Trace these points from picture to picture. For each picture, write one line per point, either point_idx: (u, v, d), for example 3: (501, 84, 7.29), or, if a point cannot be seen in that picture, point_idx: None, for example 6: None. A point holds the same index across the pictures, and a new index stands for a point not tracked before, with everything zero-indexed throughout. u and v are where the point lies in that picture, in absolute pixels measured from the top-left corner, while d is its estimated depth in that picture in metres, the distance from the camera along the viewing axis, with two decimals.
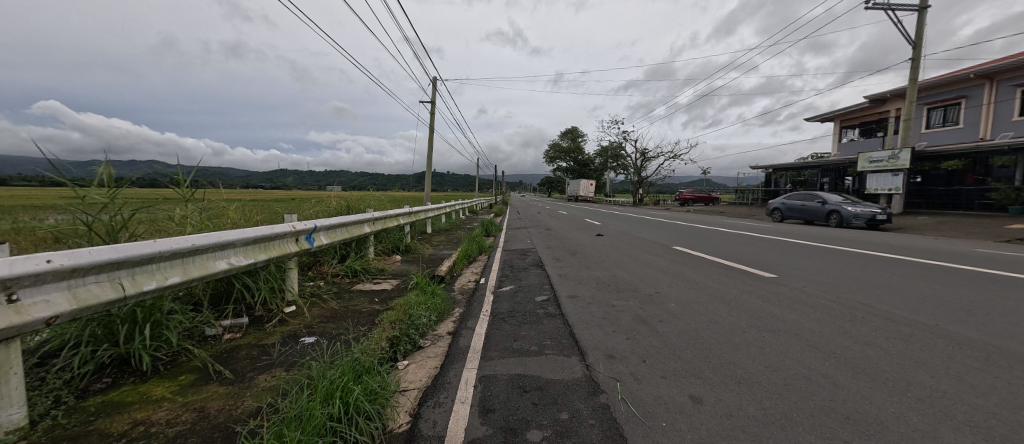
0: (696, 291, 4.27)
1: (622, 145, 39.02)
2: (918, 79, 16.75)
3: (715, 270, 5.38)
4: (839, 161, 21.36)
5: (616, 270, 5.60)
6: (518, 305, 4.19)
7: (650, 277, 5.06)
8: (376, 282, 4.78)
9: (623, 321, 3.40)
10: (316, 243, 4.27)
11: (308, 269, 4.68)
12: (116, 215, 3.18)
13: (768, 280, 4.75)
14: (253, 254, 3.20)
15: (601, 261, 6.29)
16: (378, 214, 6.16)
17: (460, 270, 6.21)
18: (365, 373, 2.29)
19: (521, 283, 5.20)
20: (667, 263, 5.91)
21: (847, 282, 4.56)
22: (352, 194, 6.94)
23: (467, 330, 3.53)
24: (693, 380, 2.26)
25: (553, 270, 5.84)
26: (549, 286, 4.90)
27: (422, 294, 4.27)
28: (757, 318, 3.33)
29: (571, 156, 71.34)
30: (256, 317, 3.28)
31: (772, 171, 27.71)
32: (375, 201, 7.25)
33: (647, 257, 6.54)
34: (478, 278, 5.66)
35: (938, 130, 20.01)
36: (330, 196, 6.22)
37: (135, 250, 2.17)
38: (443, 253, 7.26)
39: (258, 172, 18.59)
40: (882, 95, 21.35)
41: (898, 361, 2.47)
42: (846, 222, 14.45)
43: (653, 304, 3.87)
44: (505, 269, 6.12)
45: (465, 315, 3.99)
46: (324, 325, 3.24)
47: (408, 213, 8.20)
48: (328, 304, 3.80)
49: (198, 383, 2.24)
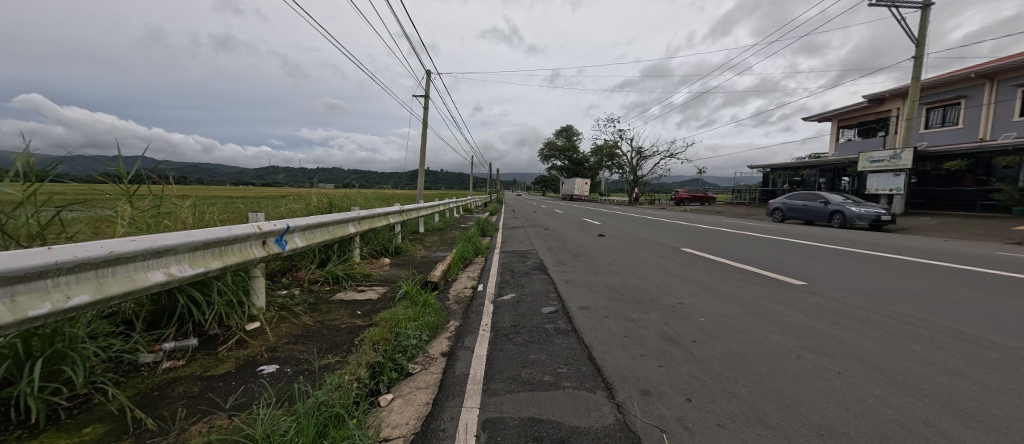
0: (724, 301, 3.78)
1: (619, 143, 38.74)
2: (919, 77, 16.56)
3: (737, 275, 4.89)
4: (839, 161, 21.16)
5: (627, 276, 5.08)
6: (523, 319, 3.65)
7: (666, 284, 4.55)
8: (360, 290, 4.21)
9: (650, 340, 2.89)
10: (289, 246, 3.66)
11: (281, 277, 4.10)
12: (37, 214, 2.58)
13: (799, 288, 4.27)
14: (203, 262, 2.62)
15: (609, 265, 5.77)
16: (366, 212, 5.61)
17: (455, 275, 5.64)
18: (331, 426, 1.73)
19: (524, 290, 4.65)
20: (682, 268, 5.40)
21: (888, 291, 4.09)
22: (337, 190, 6.33)
23: (465, 351, 2.98)
24: (761, 431, 1.75)
25: (558, 275, 5.30)
26: (555, 294, 4.37)
27: (412, 305, 3.70)
28: (808, 337, 2.83)
29: (566, 155, 71.04)
30: (209, 338, 2.72)
31: (769, 171, 27.51)
32: (362, 199, 6.63)
33: (659, 261, 6.02)
34: (475, 285, 5.12)
35: (937, 131, 19.89)
36: (311, 192, 5.60)
37: (12, 261, 1.56)
38: (436, 255, 6.70)
39: (244, 169, 17.91)
40: (881, 95, 21.21)
41: (1006, 400, 1.98)
42: (850, 222, 14.11)
43: (680, 318, 3.36)
44: (505, 274, 5.57)
45: (461, 331, 3.46)
46: (291, 348, 2.68)
47: (399, 211, 7.60)
48: (302, 318, 3.25)
49: (105, 439, 1.65)
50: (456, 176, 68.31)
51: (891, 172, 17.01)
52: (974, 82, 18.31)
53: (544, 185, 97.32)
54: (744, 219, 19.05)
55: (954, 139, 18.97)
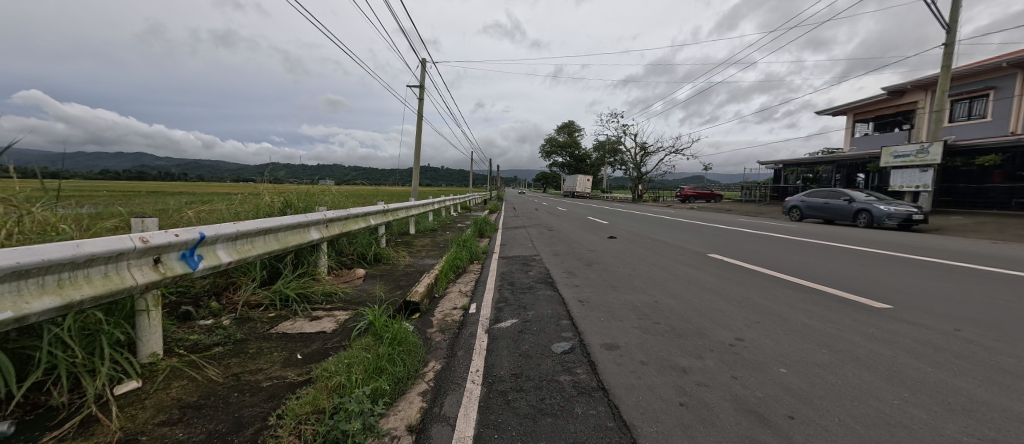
0: (801, 339, 2.78)
1: (622, 138, 37.64)
2: (951, 66, 15.41)
3: (796, 295, 3.89)
4: (857, 157, 20.07)
5: (656, 294, 4.08)
6: (527, 363, 2.67)
7: (709, 307, 3.57)
8: (316, 317, 3.24)
9: (723, 415, 1.89)
10: (206, 263, 2.66)
11: (207, 300, 3.17)
12: None
13: (887, 315, 3.26)
14: (13, 303, 1.59)
15: (630, 278, 4.80)
16: (335, 214, 4.60)
17: (444, 290, 4.66)
18: None
19: (528, 314, 3.65)
20: (722, 284, 4.38)
21: (1007, 320, 3.11)
22: (301, 188, 5.31)
23: (441, 425, 1.98)
24: None
25: (568, 291, 4.30)
26: (568, 321, 3.36)
27: (375, 342, 2.73)
28: (968, 414, 1.84)
29: (568, 151, 69.86)
30: (34, 419, 1.70)
31: (781, 167, 26.38)
32: (333, 199, 5.62)
33: (688, 272, 5.01)
34: (467, 303, 4.16)
35: (963, 124, 18.75)
36: (265, 190, 4.60)
37: None
38: (423, 262, 5.72)
39: (231, 166, 16.88)
40: (903, 86, 20.07)
41: None
42: (878, 222, 13.06)
43: (752, 368, 2.35)
44: (504, 289, 4.56)
45: (440, 384, 2.48)
46: (162, 436, 1.68)
47: (382, 211, 6.61)
48: (210, 370, 2.27)
49: None
50: (456, 172, 67.29)
51: (917, 167, 15.97)
52: (1006, 71, 17.16)
53: (546, 181, 96.14)
54: (759, 218, 18.04)
55: (983, 133, 17.86)
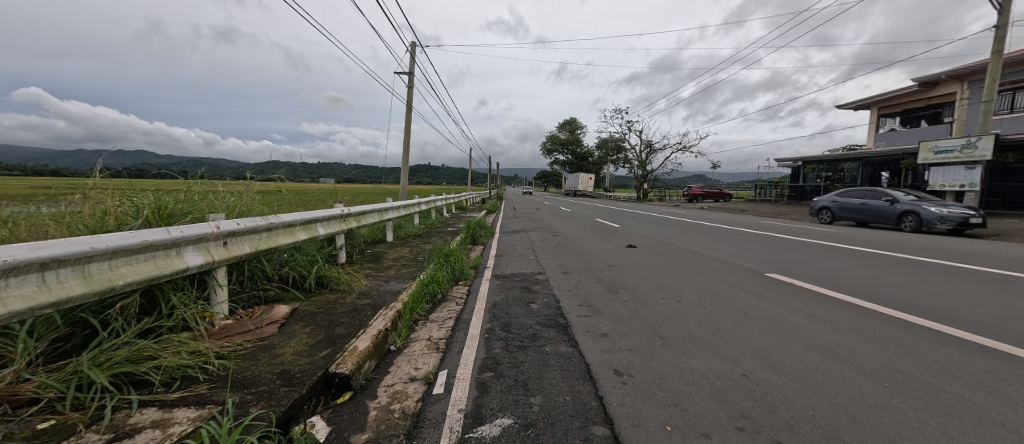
0: None
1: (628, 135, 35.73)
2: (1001, 51, 13.81)
3: (976, 366, 2.32)
4: (889, 153, 18.44)
5: (736, 356, 2.53)
6: None
7: (851, 396, 2.02)
8: (129, 431, 1.67)
9: None
10: None
11: None
12: None
13: None
14: None
15: (680, 319, 3.27)
16: (237, 225, 3.02)
17: (404, 337, 3.13)
18: None
19: (532, 404, 2.09)
20: (832, 337, 2.80)
21: None
22: (198, 187, 3.70)
23: None
24: None
25: (592, 347, 2.75)
26: (604, 430, 1.82)
27: None
28: None
29: (569, 149, 68.03)
30: None
31: (800, 165, 24.72)
32: (244, 202, 3.97)
33: (760, 308, 3.49)
34: (432, 367, 2.63)
35: (1008, 117, 17.05)
36: (108, 195, 2.95)
37: None
38: (385, 286, 4.18)
39: None
40: (937, 77, 18.46)
41: None
42: (927, 225, 11.49)
43: None
44: (494, 339, 3.02)
45: None
46: None
47: (340, 216, 5.05)
48: None
49: None
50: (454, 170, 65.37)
51: (962, 164, 14.35)
52: None
53: (545, 179, 94.29)
54: (783, 220, 16.43)
55: None
